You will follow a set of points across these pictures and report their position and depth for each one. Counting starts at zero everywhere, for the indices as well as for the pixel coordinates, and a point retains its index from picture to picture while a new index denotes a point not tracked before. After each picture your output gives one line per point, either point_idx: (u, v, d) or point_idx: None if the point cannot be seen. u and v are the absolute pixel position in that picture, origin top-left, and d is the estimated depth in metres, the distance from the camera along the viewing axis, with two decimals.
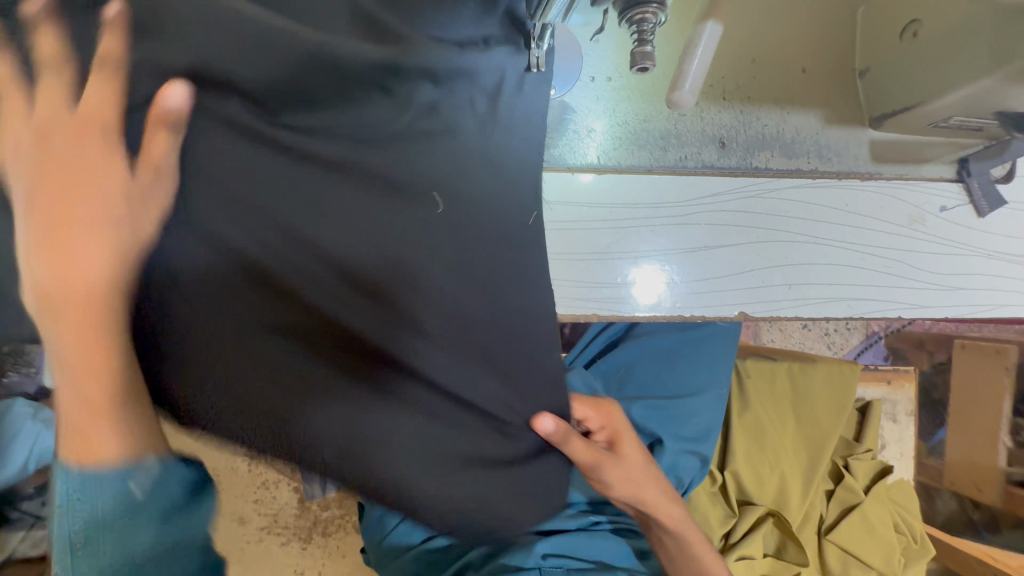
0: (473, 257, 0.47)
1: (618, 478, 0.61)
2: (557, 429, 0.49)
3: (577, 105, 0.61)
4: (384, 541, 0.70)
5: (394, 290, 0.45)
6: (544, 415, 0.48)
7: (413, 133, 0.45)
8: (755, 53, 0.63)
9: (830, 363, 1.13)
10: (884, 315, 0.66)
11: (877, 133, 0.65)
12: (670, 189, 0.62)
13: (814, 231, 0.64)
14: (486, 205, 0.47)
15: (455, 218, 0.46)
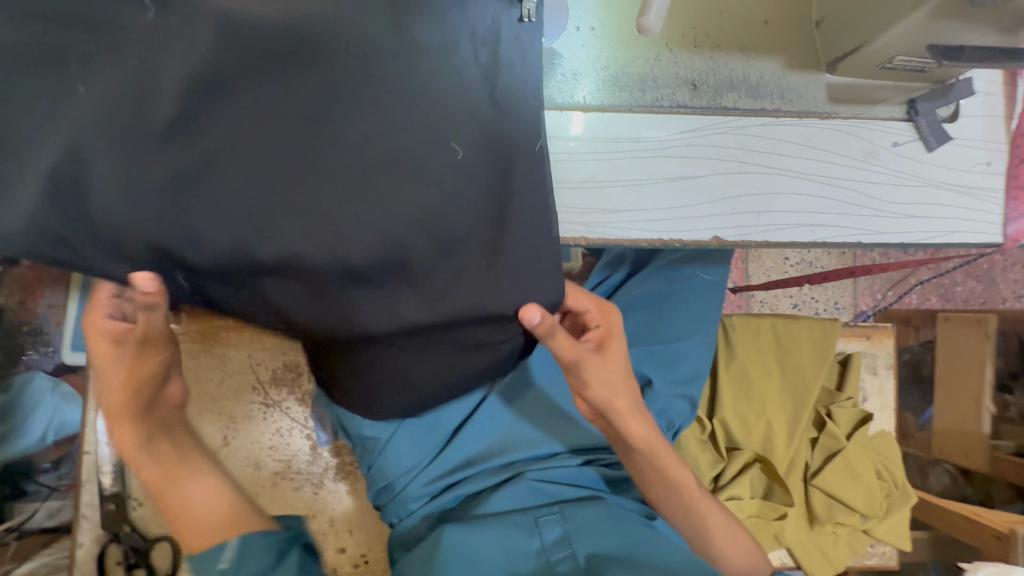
0: (483, 180, 0.53)
1: (596, 376, 0.71)
2: (542, 321, 0.56)
3: (564, 52, 0.69)
4: (393, 501, 0.87)
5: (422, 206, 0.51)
6: (532, 307, 0.55)
7: (422, 58, 0.54)
8: (722, 7, 0.71)
9: (812, 319, 1.19)
10: (845, 240, 0.73)
11: (833, 77, 0.73)
12: (649, 125, 0.70)
13: (778, 163, 0.72)
14: (495, 130, 0.54)
15: (470, 150, 0.53)
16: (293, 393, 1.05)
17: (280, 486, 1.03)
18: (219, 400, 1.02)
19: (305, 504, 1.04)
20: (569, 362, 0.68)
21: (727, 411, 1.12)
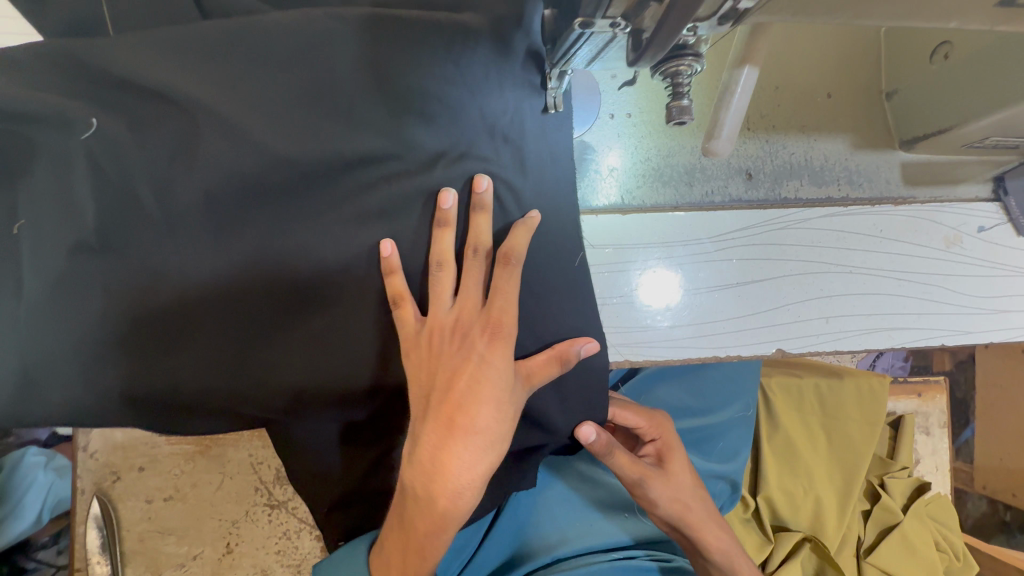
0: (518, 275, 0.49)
1: (666, 495, 0.63)
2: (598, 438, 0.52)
3: (597, 144, 0.59)
4: None
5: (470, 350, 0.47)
6: (586, 424, 0.52)
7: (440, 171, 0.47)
8: (778, 80, 0.61)
9: (860, 377, 1.09)
10: (927, 344, 0.63)
11: (908, 154, 0.63)
12: (699, 224, 0.60)
13: (847, 260, 0.62)
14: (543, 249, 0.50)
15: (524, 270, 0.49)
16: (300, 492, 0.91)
17: None
18: (218, 505, 0.89)
19: None
20: (631, 482, 0.62)
21: (771, 486, 1.02)
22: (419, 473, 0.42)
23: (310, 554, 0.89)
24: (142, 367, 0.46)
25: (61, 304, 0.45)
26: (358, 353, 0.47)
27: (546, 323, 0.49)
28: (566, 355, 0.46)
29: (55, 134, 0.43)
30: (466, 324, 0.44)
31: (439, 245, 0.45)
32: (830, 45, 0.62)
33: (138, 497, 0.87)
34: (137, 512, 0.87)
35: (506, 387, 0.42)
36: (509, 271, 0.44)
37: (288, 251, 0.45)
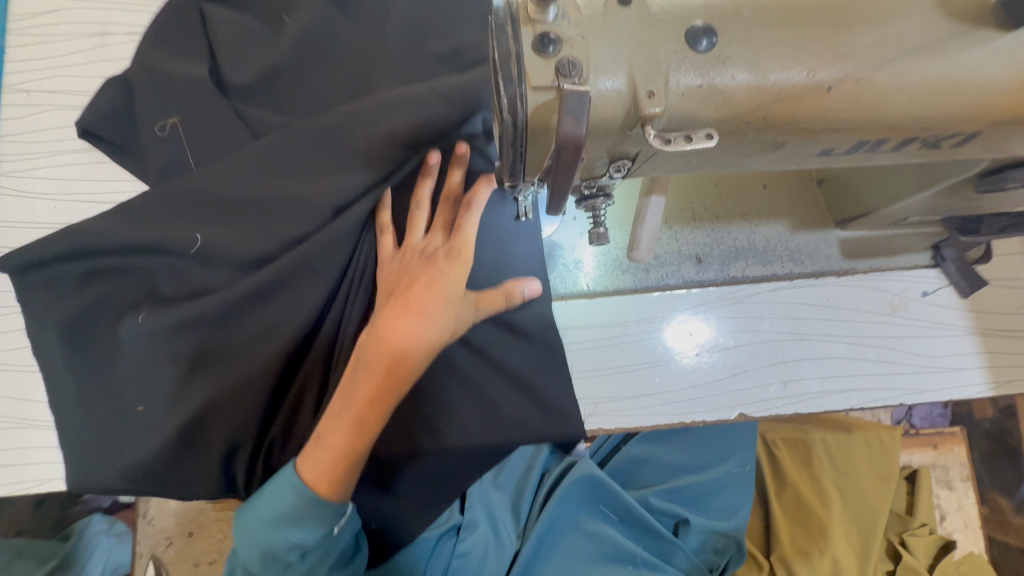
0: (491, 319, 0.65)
1: None
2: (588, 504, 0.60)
3: (563, 242, 0.70)
4: None
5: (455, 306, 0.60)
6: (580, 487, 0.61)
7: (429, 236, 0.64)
8: (717, 178, 0.72)
9: (869, 429, 1.10)
10: (886, 403, 0.68)
11: (844, 231, 0.71)
12: (658, 304, 0.69)
13: (798, 327, 0.69)
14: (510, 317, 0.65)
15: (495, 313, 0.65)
16: None
17: None
18: None
19: None
20: None
21: (783, 544, 1.03)
22: (375, 339, 0.53)
23: None
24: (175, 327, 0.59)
25: (147, 362, 0.60)
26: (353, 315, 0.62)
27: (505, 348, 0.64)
28: (511, 293, 0.60)
29: (160, 259, 0.60)
30: (432, 248, 0.58)
31: (418, 190, 0.60)
32: None
33: (187, 561, 1.03)
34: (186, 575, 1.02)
35: (454, 291, 0.55)
36: (469, 212, 0.58)
37: (298, 256, 0.59)
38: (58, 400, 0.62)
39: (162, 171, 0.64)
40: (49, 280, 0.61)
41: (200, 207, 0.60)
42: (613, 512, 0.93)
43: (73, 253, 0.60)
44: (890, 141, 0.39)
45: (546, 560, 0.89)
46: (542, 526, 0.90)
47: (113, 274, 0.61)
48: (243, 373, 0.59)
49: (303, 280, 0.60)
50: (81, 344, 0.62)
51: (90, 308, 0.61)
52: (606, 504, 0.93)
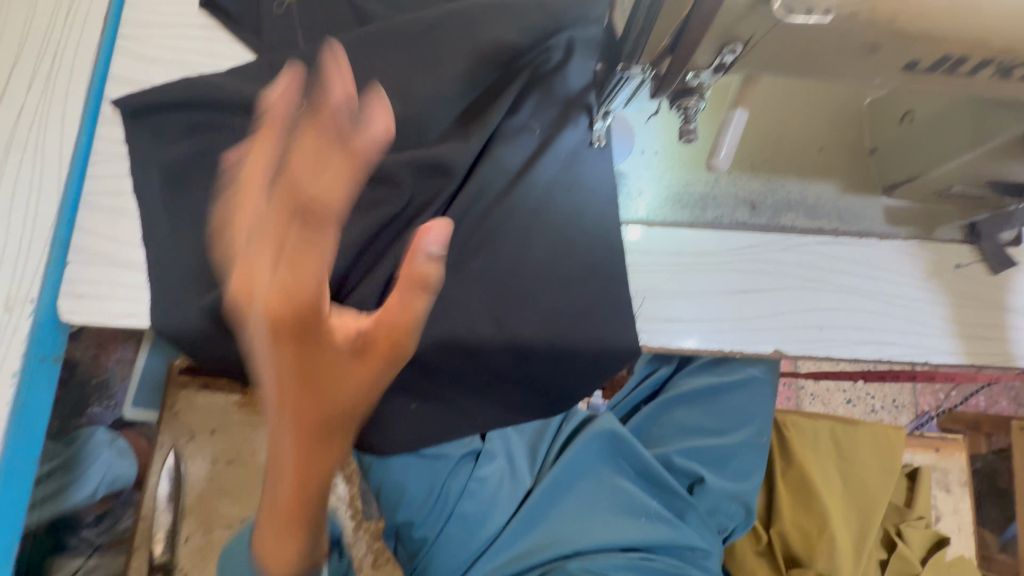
0: (563, 233, 0.72)
1: None
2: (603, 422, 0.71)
3: (630, 172, 0.75)
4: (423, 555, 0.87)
5: (516, 190, 0.72)
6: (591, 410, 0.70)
7: (503, 133, 0.73)
8: (777, 135, 0.76)
9: (877, 426, 1.14)
10: (912, 359, 0.72)
11: (890, 199, 0.76)
12: (710, 240, 0.74)
13: (839, 280, 0.74)
14: (576, 230, 0.72)
15: (562, 224, 0.72)
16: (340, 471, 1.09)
17: None
18: None
19: None
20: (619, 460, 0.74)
21: (786, 523, 1.06)
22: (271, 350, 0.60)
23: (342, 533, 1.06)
24: None
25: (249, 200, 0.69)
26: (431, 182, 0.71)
27: (569, 254, 0.71)
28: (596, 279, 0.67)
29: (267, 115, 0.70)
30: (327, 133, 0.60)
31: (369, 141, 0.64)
32: (821, 111, 0.77)
33: (205, 457, 1.06)
34: (202, 470, 1.05)
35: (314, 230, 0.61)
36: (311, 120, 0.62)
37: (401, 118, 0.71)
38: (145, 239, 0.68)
39: (279, 54, 0.72)
40: (171, 132, 0.70)
41: (315, 90, 0.71)
42: (631, 465, 0.96)
43: (196, 101, 0.70)
44: (970, 61, 0.44)
45: (561, 500, 0.92)
46: (563, 466, 0.92)
47: (227, 127, 0.70)
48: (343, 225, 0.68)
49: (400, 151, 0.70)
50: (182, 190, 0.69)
51: (196, 151, 0.70)
52: (623, 456, 0.95)
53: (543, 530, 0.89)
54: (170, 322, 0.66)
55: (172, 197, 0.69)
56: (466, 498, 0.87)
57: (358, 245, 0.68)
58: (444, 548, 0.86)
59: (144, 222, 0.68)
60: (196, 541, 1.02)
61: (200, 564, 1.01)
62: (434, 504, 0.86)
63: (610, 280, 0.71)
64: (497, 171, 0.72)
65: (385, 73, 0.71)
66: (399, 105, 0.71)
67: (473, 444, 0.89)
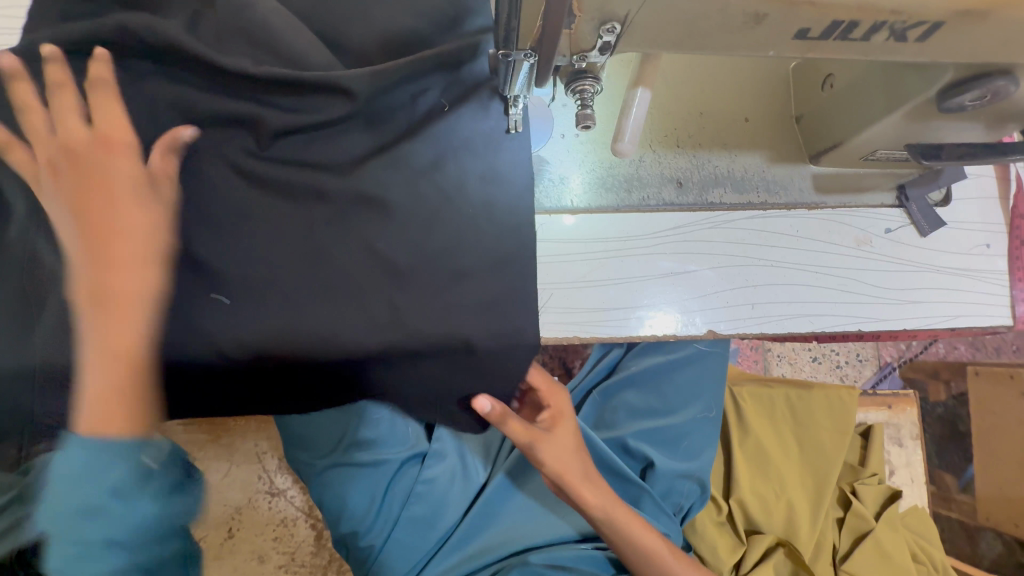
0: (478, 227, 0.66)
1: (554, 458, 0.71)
2: (492, 408, 0.66)
3: (551, 158, 0.72)
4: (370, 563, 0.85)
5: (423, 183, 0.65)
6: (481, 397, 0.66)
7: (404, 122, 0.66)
8: (701, 108, 0.74)
9: (829, 388, 1.16)
10: (844, 330, 0.72)
11: (819, 167, 0.74)
12: (637, 223, 0.72)
13: (770, 255, 0.72)
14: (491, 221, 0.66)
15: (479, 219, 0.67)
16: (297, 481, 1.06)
17: None
18: (222, 491, 1.04)
19: None
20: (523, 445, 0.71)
21: (744, 492, 1.07)
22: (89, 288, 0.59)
23: (303, 542, 1.05)
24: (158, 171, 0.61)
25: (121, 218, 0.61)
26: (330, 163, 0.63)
27: (486, 251, 0.65)
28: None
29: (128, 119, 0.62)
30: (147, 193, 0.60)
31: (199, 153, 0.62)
32: (746, 80, 0.75)
33: None
34: None
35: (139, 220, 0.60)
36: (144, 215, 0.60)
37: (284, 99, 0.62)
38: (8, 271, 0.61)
39: (122, 38, 0.61)
40: None
41: (183, 86, 0.62)
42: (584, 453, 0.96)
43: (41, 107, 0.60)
44: (862, 26, 0.42)
45: (512, 494, 0.89)
46: (515, 459, 0.90)
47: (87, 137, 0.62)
48: (233, 225, 0.61)
49: (288, 133, 0.62)
50: None
51: None
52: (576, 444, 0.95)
53: (495, 528, 0.86)
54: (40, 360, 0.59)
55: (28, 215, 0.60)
56: (413, 501, 0.85)
57: (252, 245, 0.61)
58: (392, 555, 0.83)
59: None
60: None
61: None
62: (378, 511, 0.83)
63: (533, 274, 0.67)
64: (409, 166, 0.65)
65: (263, 61, 0.63)
66: (290, 97, 0.62)
67: (419, 446, 0.87)
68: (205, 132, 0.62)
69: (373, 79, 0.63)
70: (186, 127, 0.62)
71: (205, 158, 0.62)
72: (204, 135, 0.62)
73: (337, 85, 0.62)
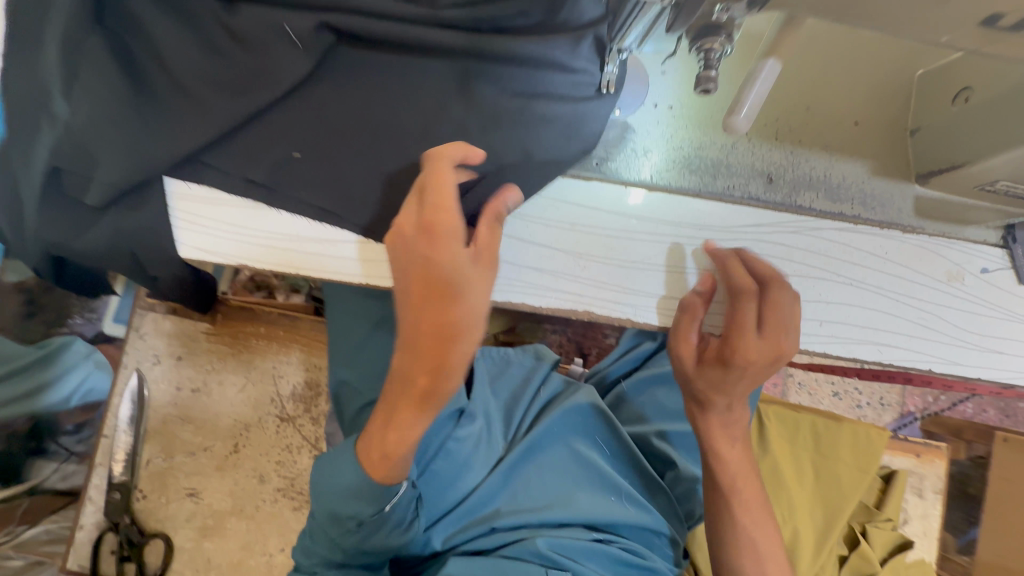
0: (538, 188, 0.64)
1: (745, 350, 0.59)
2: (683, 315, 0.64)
3: (637, 127, 0.68)
4: None
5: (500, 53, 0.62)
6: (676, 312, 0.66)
7: (496, 56, 0.62)
8: (810, 102, 0.68)
9: (859, 424, 1.10)
10: (915, 368, 0.67)
11: (923, 188, 0.68)
12: (717, 212, 0.67)
13: (849, 273, 0.67)
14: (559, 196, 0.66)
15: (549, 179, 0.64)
16: (308, 411, 1.06)
17: (279, 504, 1.03)
18: (235, 405, 1.05)
19: (300, 529, 1.03)
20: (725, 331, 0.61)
21: None
22: (264, 150, 0.61)
23: (304, 471, 1.04)
24: (235, 69, 0.60)
25: (192, 97, 0.59)
26: (405, 33, 0.60)
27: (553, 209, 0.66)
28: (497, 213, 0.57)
29: (216, 8, 0.60)
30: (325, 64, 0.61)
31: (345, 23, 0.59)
32: (867, 80, 0.69)
33: (170, 383, 1.03)
34: (166, 397, 1.03)
35: (326, 99, 0.62)
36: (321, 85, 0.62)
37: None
38: (54, 138, 0.58)
39: None
40: (106, 18, 0.60)
41: None
42: (606, 445, 0.89)
43: None
44: None
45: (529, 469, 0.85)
46: (535, 436, 0.85)
47: (177, 16, 0.61)
48: (303, 100, 0.62)
49: (372, 12, 0.60)
50: (94, 79, 0.58)
51: (127, 45, 0.60)
52: (602, 435, 0.89)
53: (508, 497, 0.82)
54: (81, 244, 0.61)
55: (96, 68, 0.58)
56: (440, 456, 0.80)
57: (334, 112, 0.62)
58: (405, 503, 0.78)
59: (62, 115, 0.58)
60: (157, 465, 1.01)
61: (160, 489, 1.01)
62: (415, 455, 0.77)
63: (606, 241, 0.66)
64: (500, 90, 0.63)
65: None
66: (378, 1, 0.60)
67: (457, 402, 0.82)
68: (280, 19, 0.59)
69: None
70: (269, 20, 0.59)
71: (285, 59, 0.60)
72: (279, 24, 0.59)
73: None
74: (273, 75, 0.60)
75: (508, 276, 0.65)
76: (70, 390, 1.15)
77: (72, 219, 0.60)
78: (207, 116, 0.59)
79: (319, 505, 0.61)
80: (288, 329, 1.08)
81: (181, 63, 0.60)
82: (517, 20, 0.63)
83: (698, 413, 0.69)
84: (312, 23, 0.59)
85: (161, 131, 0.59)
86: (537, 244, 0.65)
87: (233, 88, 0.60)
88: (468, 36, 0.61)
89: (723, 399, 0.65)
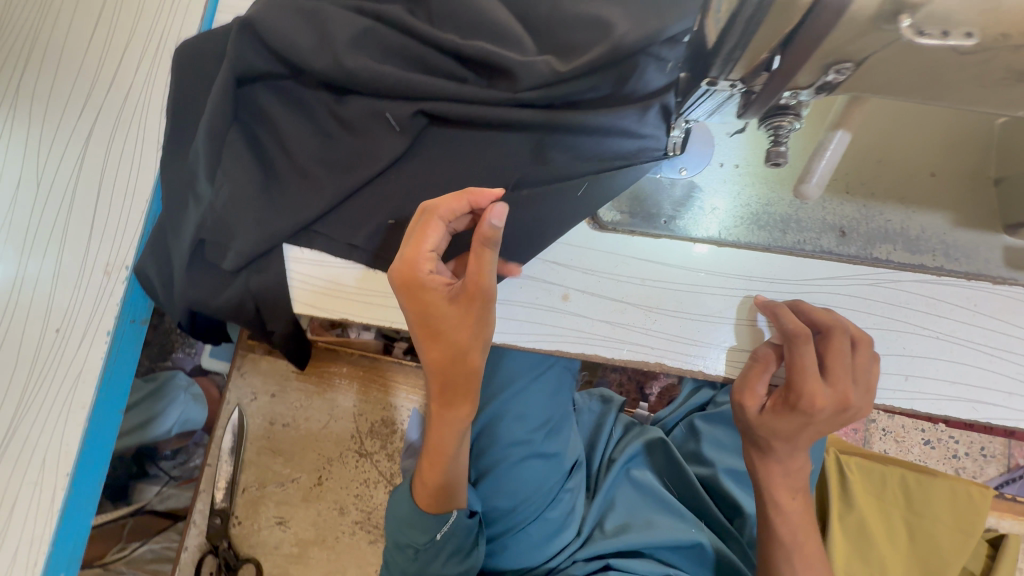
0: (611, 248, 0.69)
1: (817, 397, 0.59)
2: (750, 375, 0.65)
3: (704, 186, 0.70)
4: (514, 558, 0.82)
5: (573, 125, 0.68)
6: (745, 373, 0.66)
7: (568, 128, 0.68)
8: (882, 154, 0.69)
9: (957, 480, 1.02)
10: (1016, 427, 0.63)
11: (1012, 238, 0.66)
12: (788, 267, 0.68)
13: (935, 325, 0.65)
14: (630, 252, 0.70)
15: None
16: (384, 447, 1.13)
17: (357, 536, 1.09)
18: (319, 440, 1.13)
19: (376, 561, 1.08)
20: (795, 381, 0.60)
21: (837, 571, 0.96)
22: (366, 218, 0.70)
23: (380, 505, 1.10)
24: (343, 151, 0.70)
25: (308, 176, 0.70)
26: (487, 113, 0.68)
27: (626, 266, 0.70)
28: (488, 236, 0.53)
29: (330, 102, 0.71)
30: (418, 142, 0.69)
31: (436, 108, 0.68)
32: (941, 132, 0.69)
33: (264, 418, 1.14)
34: (260, 429, 1.13)
35: (418, 172, 0.70)
36: (413, 161, 0.70)
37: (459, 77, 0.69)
38: (200, 214, 0.70)
39: (330, 26, 0.68)
40: (242, 114, 0.72)
41: (379, 64, 0.68)
42: (675, 484, 0.88)
43: (263, 78, 0.71)
44: None
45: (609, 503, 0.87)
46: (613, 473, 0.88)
47: (297, 109, 0.72)
48: (400, 174, 0.70)
49: (459, 97, 0.68)
50: (232, 165, 0.70)
51: (258, 136, 0.71)
52: (668, 472, 0.89)
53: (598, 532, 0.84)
54: (215, 301, 0.71)
55: (234, 157, 0.70)
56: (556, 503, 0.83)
57: (425, 183, 0.70)
58: (505, 550, 0.82)
59: (206, 196, 0.70)
60: (251, 493, 1.11)
61: (253, 515, 1.10)
62: (536, 501, 0.80)
63: (676, 294, 0.69)
64: (571, 158, 0.69)
65: (449, 43, 0.67)
66: (464, 87, 0.68)
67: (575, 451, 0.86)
68: (383, 109, 0.69)
69: (549, 74, 0.66)
70: (372, 109, 0.69)
71: (386, 141, 0.69)
72: (381, 113, 0.69)
73: (514, 75, 0.67)
74: (375, 155, 0.69)
75: (579, 328, 0.69)
76: (172, 420, 1.23)
77: (210, 280, 0.71)
78: (320, 192, 0.69)
79: (390, 528, 0.69)
80: (367, 369, 1.17)
81: (300, 148, 0.70)
82: (587, 96, 0.69)
83: (759, 460, 0.69)
84: (410, 111, 0.68)
85: (284, 206, 0.69)
86: (610, 298, 0.69)
87: (341, 167, 0.70)
88: (543, 112, 0.68)
89: (786, 446, 0.64)
